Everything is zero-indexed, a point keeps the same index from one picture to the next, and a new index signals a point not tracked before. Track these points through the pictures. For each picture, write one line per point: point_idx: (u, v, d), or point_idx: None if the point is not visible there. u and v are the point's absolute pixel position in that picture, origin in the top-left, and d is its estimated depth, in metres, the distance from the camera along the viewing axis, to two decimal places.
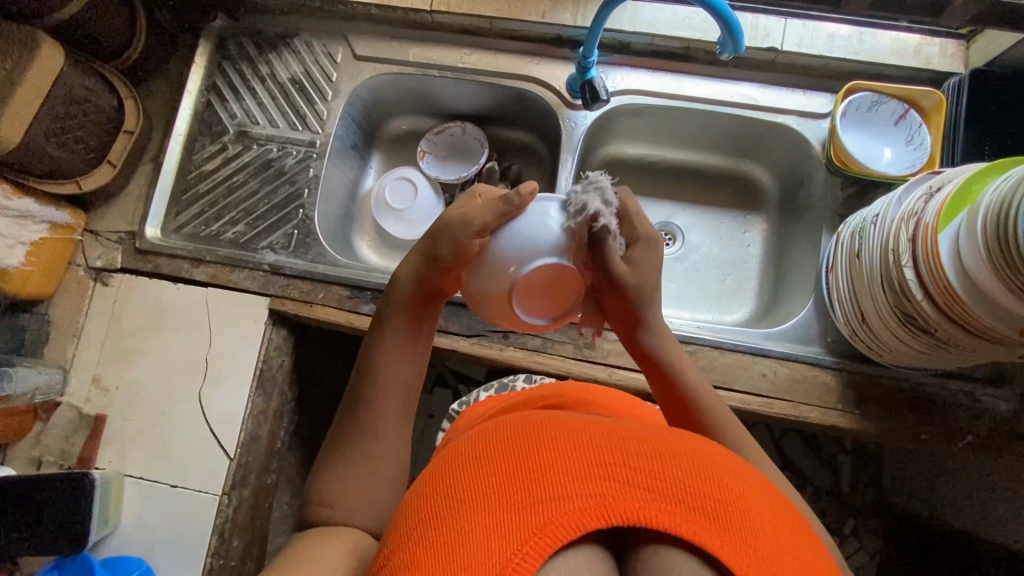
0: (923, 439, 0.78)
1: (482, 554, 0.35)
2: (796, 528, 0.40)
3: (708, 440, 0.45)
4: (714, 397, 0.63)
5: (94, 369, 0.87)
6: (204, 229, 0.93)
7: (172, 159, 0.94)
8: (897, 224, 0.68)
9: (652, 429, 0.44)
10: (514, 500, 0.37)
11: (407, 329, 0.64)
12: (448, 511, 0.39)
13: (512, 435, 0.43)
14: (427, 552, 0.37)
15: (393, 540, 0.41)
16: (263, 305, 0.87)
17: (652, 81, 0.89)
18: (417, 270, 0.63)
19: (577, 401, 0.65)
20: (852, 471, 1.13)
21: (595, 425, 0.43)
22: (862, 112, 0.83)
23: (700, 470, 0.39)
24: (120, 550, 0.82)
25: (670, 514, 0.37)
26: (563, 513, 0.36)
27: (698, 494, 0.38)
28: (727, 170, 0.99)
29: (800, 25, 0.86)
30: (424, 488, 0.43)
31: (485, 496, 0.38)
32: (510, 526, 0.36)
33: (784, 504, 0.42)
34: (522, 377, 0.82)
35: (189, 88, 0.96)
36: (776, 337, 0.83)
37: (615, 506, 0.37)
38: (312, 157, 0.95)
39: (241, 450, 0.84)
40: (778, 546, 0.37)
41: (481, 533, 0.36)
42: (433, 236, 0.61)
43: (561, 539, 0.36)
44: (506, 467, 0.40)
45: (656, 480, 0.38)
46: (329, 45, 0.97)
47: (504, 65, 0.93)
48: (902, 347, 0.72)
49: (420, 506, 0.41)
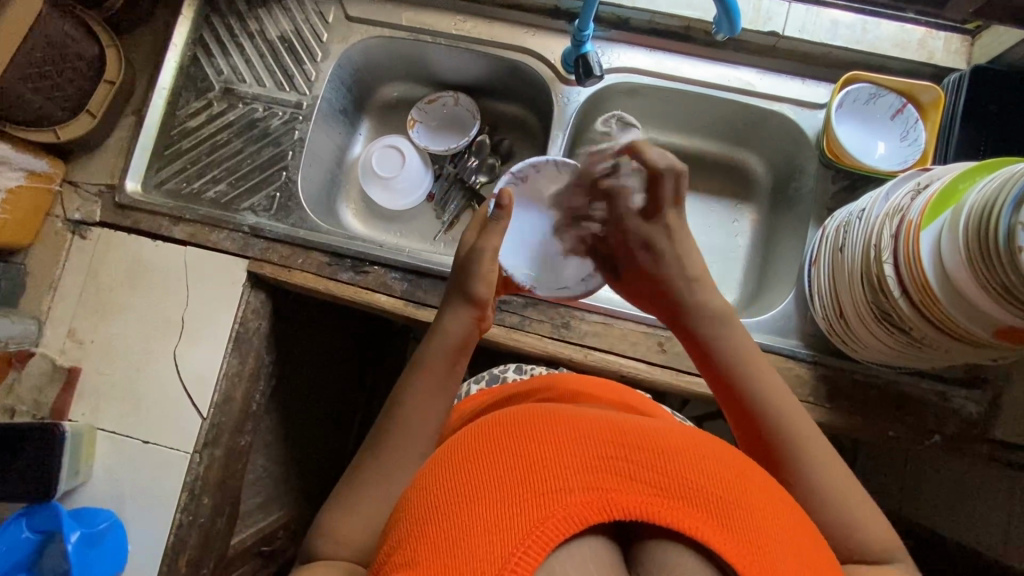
0: (891, 436, 0.78)
1: (483, 547, 0.35)
2: (797, 524, 0.40)
3: (708, 436, 0.44)
4: (787, 409, 0.55)
5: (70, 322, 0.86)
6: (186, 186, 0.91)
7: (156, 112, 0.92)
8: (881, 220, 0.67)
9: (649, 421, 0.43)
10: (514, 491, 0.37)
11: (445, 363, 0.63)
12: (447, 503, 0.38)
13: (511, 426, 0.42)
14: (427, 547, 0.36)
15: (392, 535, 0.41)
16: (241, 267, 0.86)
17: (648, 60, 0.87)
18: (450, 308, 0.66)
19: (567, 395, 0.65)
20: None
21: (594, 417, 0.43)
22: (860, 104, 0.81)
23: (701, 463, 0.39)
24: (90, 502, 0.82)
25: (673, 509, 0.36)
26: (565, 505, 0.36)
27: (700, 491, 0.37)
28: (721, 158, 0.98)
29: (803, 11, 0.83)
30: (423, 481, 0.42)
31: (485, 490, 0.38)
32: (512, 522, 0.36)
33: (785, 498, 0.42)
34: (513, 369, 0.82)
35: (175, 40, 0.93)
36: (753, 328, 0.83)
37: (617, 500, 0.37)
38: (298, 119, 0.93)
39: (214, 410, 0.84)
40: (779, 541, 0.37)
41: (485, 528, 0.36)
42: (462, 277, 0.67)
43: (563, 532, 0.35)
44: (507, 459, 0.39)
45: (659, 475, 0.38)
46: (321, 4, 0.94)
47: (499, 34, 0.91)
48: (877, 344, 0.72)
49: (418, 499, 0.41)
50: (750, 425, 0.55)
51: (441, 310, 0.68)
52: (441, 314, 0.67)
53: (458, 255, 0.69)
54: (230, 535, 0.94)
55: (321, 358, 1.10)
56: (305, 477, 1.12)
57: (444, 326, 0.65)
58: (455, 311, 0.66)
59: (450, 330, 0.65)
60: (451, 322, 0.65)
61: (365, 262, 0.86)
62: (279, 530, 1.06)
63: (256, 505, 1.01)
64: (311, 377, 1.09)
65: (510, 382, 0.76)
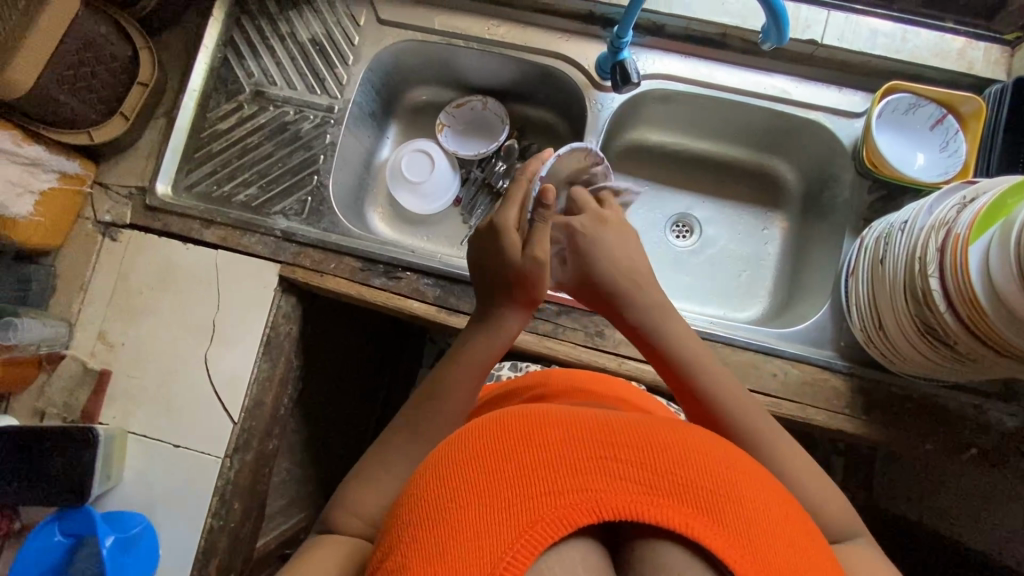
0: (927, 449, 0.78)
1: (470, 555, 0.33)
2: (793, 517, 0.38)
3: (697, 427, 0.42)
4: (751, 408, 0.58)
5: (101, 325, 0.86)
6: (217, 189, 0.91)
7: (186, 115, 0.92)
8: (927, 232, 0.67)
9: (641, 416, 0.41)
10: (501, 494, 0.35)
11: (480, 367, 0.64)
12: (435, 509, 0.36)
13: (497, 425, 0.39)
14: (415, 554, 0.34)
15: (382, 541, 0.39)
16: (273, 271, 0.86)
17: (682, 66, 0.87)
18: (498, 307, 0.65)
19: (561, 390, 0.66)
20: (843, 471, 1.12)
21: (582, 413, 0.41)
22: (899, 114, 0.81)
23: (692, 457, 0.37)
24: (119, 506, 0.82)
25: (664, 507, 0.35)
26: (555, 508, 0.34)
27: (690, 486, 0.36)
28: (751, 165, 0.98)
29: (842, 19, 0.83)
30: (412, 483, 0.40)
31: (472, 492, 0.35)
32: (500, 526, 0.34)
33: (781, 491, 0.40)
34: (506, 367, 0.85)
35: (206, 42, 0.93)
36: (788, 338, 0.82)
37: (607, 501, 0.35)
38: (330, 123, 0.92)
39: (244, 415, 0.83)
40: (772, 534, 0.35)
41: (473, 532, 0.34)
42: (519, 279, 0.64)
43: (552, 535, 0.34)
44: (491, 461, 0.37)
45: (649, 473, 0.36)
46: (352, 6, 0.93)
47: (532, 39, 0.90)
48: (918, 358, 0.71)
49: (407, 501, 0.38)
50: (705, 407, 0.60)
51: (483, 305, 0.67)
52: (484, 307, 0.67)
53: (480, 243, 0.67)
54: (257, 539, 0.93)
55: (344, 361, 1.10)
56: (326, 480, 1.12)
57: (500, 319, 0.65)
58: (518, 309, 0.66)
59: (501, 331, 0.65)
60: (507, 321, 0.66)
61: (398, 269, 0.86)
62: (302, 532, 1.06)
63: (280, 508, 1.01)
64: (335, 380, 1.08)
65: (506, 379, 0.78)
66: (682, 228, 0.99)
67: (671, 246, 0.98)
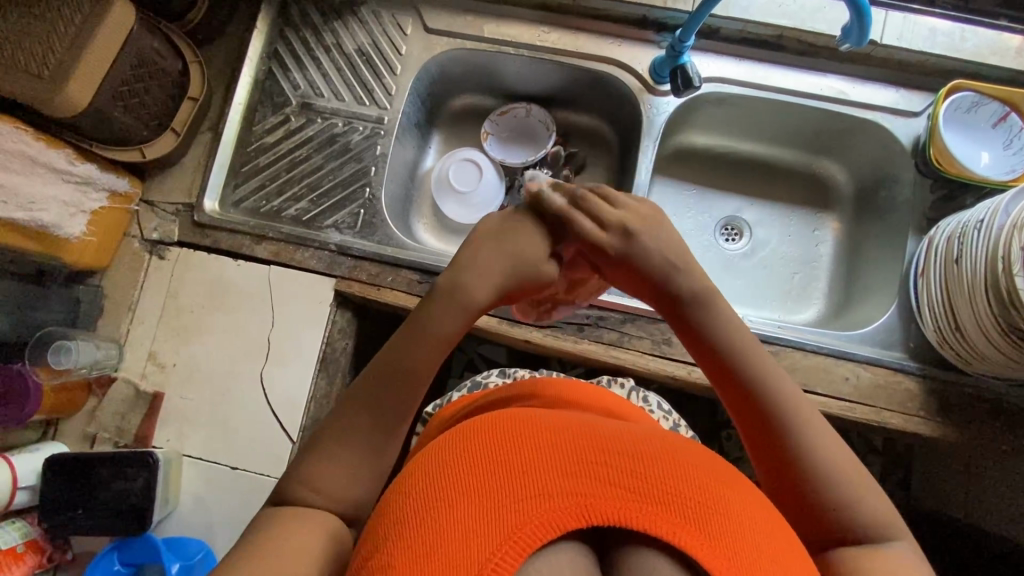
0: (1005, 448, 0.76)
1: (459, 554, 0.33)
2: (777, 527, 0.38)
3: (689, 440, 0.42)
4: (807, 429, 0.50)
5: (151, 344, 0.84)
6: (266, 204, 0.89)
7: (232, 129, 0.90)
8: (1008, 231, 0.65)
9: (629, 426, 0.41)
10: (490, 496, 0.35)
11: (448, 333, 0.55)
12: (426, 509, 0.36)
13: (489, 431, 0.39)
14: (404, 551, 0.34)
15: (369, 540, 0.39)
16: (328, 286, 0.84)
17: (739, 69, 0.86)
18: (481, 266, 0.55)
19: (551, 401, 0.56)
20: (881, 471, 1.07)
21: (575, 422, 0.40)
22: (961, 113, 0.80)
23: (678, 467, 0.37)
24: (177, 532, 0.80)
25: (652, 515, 0.34)
26: (545, 512, 0.34)
27: (678, 496, 0.35)
28: (801, 167, 0.97)
29: (901, 18, 0.82)
30: (403, 484, 0.40)
31: (464, 493, 0.36)
32: (487, 527, 0.34)
33: (766, 504, 0.39)
34: (495, 374, 0.79)
35: (250, 54, 0.91)
36: (858, 340, 0.81)
37: (596, 507, 0.34)
38: (380, 134, 0.91)
39: (304, 434, 0.81)
40: (758, 547, 0.35)
41: (462, 532, 0.34)
42: (499, 241, 0.56)
43: (541, 539, 0.34)
44: (484, 464, 0.37)
45: (637, 479, 0.35)
46: (399, 16, 0.92)
47: (584, 45, 0.89)
48: (998, 357, 0.70)
49: (399, 499, 0.39)
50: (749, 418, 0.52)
51: (457, 266, 0.56)
52: (454, 270, 0.56)
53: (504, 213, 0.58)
54: None
55: None
56: None
57: (464, 286, 0.55)
58: (491, 265, 0.55)
59: (470, 289, 0.55)
60: (474, 278, 0.55)
61: None
62: None
63: None
64: None
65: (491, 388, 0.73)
66: (732, 232, 0.97)
67: (722, 249, 0.96)
